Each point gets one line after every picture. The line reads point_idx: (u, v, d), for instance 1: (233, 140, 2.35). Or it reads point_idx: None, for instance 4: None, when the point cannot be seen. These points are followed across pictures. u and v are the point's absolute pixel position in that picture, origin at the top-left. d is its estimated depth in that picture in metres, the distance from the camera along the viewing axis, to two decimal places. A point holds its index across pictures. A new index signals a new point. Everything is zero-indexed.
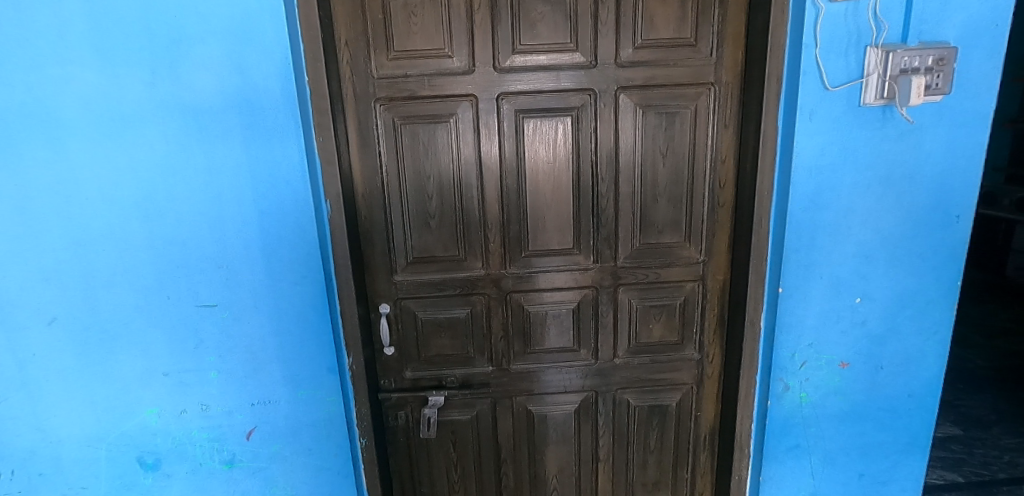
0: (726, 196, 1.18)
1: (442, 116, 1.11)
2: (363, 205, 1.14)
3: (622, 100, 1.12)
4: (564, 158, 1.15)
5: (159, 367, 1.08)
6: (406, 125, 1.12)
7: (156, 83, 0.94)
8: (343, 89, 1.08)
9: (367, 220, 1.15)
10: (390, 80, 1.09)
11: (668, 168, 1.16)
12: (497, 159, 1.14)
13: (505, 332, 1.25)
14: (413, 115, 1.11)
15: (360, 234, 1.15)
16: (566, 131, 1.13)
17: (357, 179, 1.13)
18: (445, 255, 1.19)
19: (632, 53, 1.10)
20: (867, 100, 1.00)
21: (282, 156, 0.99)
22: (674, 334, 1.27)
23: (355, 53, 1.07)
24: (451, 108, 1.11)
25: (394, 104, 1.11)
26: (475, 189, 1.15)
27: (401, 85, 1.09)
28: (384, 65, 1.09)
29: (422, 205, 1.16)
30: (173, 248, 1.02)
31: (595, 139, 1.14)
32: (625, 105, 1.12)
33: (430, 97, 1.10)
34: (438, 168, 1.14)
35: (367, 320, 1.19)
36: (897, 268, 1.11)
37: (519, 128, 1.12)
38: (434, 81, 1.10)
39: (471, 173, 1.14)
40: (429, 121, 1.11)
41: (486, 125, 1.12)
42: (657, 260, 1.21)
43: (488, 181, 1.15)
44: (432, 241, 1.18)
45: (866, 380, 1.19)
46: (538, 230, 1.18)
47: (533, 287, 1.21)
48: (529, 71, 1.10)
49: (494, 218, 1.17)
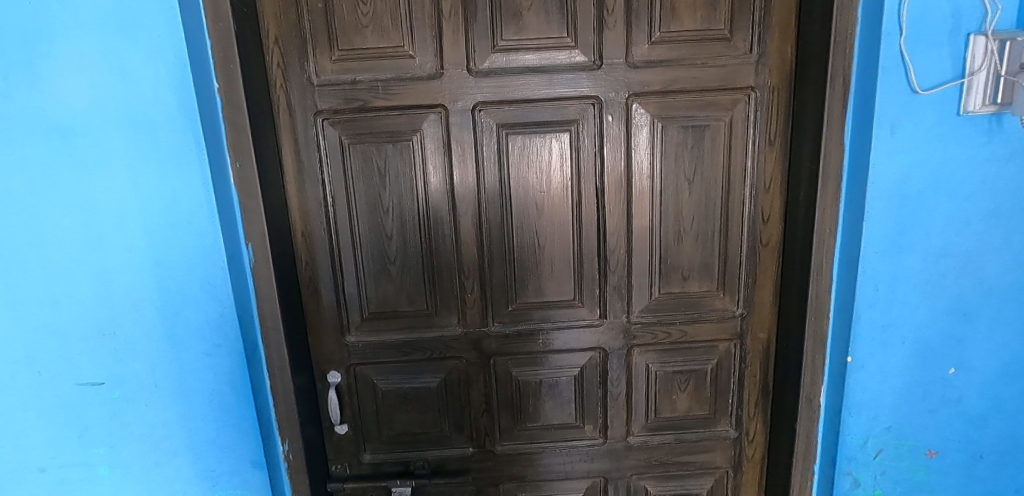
0: (770, 233, 0.92)
1: (402, 133, 0.86)
2: (304, 247, 0.90)
3: (634, 110, 0.86)
4: (559, 186, 0.89)
5: (34, 462, 0.83)
6: (357, 145, 0.87)
7: (10, 93, 0.69)
8: (275, 101, 0.85)
9: (310, 267, 0.91)
10: (335, 88, 0.85)
11: (696, 197, 0.90)
12: (474, 189, 0.88)
13: (487, 405, 0.98)
14: (365, 133, 0.86)
15: (301, 284, 0.91)
16: (563, 152, 0.88)
17: (295, 216, 0.89)
18: (409, 310, 0.93)
19: (648, 49, 0.84)
20: (970, 108, 0.73)
21: (181, 187, 0.74)
22: (704, 407, 1.00)
23: (288, 54, 0.83)
24: (413, 124, 0.86)
25: (341, 118, 0.86)
26: (446, 227, 0.90)
27: (348, 94, 0.85)
28: (326, 68, 0.84)
29: (379, 248, 0.91)
30: (44, 311, 0.77)
31: (599, 162, 0.88)
32: (639, 116, 0.86)
33: (386, 110, 0.86)
34: (398, 200, 0.89)
35: (308, 394, 0.93)
36: (1007, 330, 0.83)
37: (502, 148, 0.87)
38: (391, 90, 0.85)
39: (439, 207, 0.89)
40: (386, 140, 0.87)
41: (458, 144, 0.87)
42: (682, 315, 0.95)
43: (462, 218, 0.89)
44: (392, 292, 0.92)
45: (961, 473, 0.89)
46: (530, 277, 0.92)
47: (522, 349, 0.95)
48: (514, 74, 0.85)
49: (472, 261, 0.91)
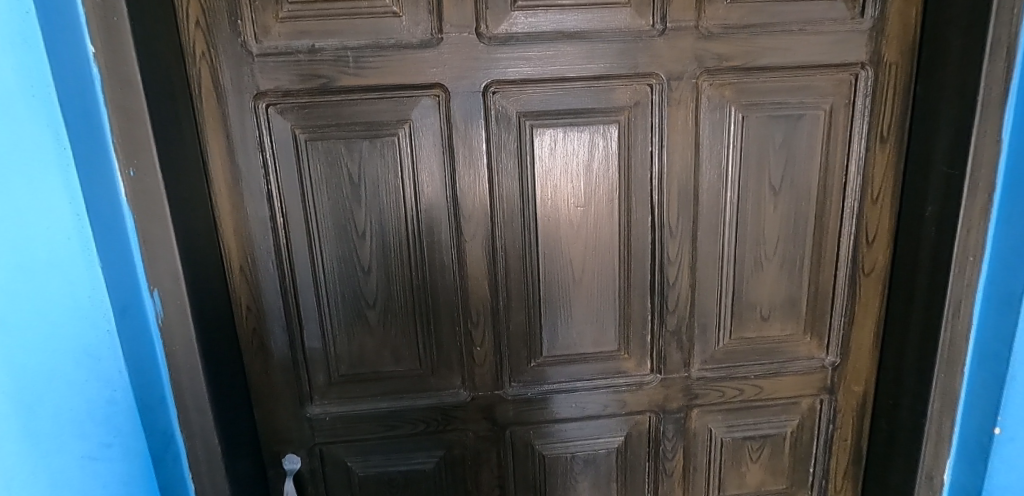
0: (876, 258, 0.69)
1: (382, 125, 0.61)
2: (245, 288, 0.64)
3: (702, 96, 0.63)
4: (601, 198, 0.65)
5: None
6: (317, 142, 0.61)
7: None
8: (195, 77, 0.57)
9: (255, 315, 0.64)
10: (285, 59, 0.58)
11: (781, 212, 0.67)
12: (486, 202, 0.63)
13: (501, 489, 0.74)
14: (328, 124, 0.60)
15: (243, 339, 0.65)
16: (609, 151, 0.63)
17: (231, 244, 0.62)
18: (396, 370, 0.68)
19: (729, 10, 0.61)
20: None
21: (30, 211, 0.42)
22: (780, 480, 0.78)
23: (212, 5, 0.55)
24: (399, 113, 0.61)
25: (295, 103, 0.59)
26: (445, 256, 0.65)
27: (305, 68, 0.58)
28: (269, 29, 0.57)
29: (351, 286, 0.65)
30: None
31: (654, 164, 0.64)
32: (707, 104, 0.63)
33: (360, 91, 0.60)
34: (378, 220, 0.63)
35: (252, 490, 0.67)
36: None
37: (524, 146, 0.62)
38: (365, 62, 0.59)
39: (436, 229, 0.64)
40: (361, 135, 0.61)
41: (464, 141, 0.61)
42: (757, 366, 0.72)
43: (468, 242, 0.64)
44: (371, 346, 0.67)
45: None
46: (560, 322, 0.68)
47: (549, 416, 0.71)
48: (543, 42, 0.60)
49: (482, 303, 0.66)
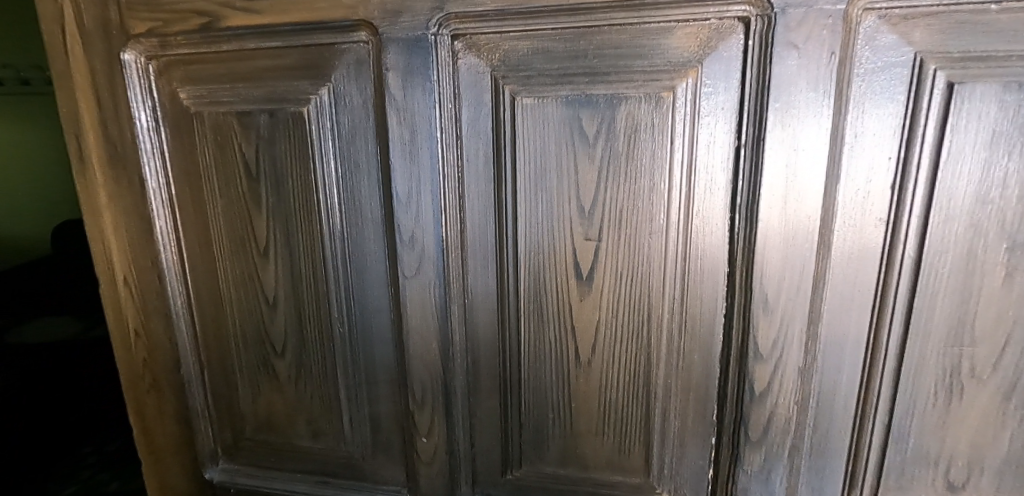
0: None
1: (287, 91, 0.39)
2: (129, 308, 0.47)
3: (855, 41, 0.30)
4: (631, 227, 0.36)
5: None
6: (206, 113, 0.41)
7: None
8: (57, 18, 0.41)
9: (143, 345, 0.48)
10: None
11: None
12: (436, 220, 0.39)
13: None
14: (220, 89, 0.41)
15: (132, 374, 0.49)
16: (652, 144, 0.34)
17: (112, 251, 0.46)
18: (315, 446, 0.48)
19: None
20: None
21: None
22: None
23: None
24: (313, 70, 0.38)
25: (177, 54, 0.41)
26: (379, 297, 0.42)
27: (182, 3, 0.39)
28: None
29: (254, 323, 0.45)
30: None
31: (741, 174, 0.33)
32: (872, 58, 0.30)
33: (258, 37, 0.39)
34: (285, 234, 0.42)
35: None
36: None
37: (498, 130, 0.37)
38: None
39: (365, 253, 0.41)
40: (261, 103, 0.40)
41: (404, 121, 0.38)
42: None
43: (407, 279, 0.41)
44: (282, 407, 0.47)
45: None
46: (550, 425, 0.41)
47: None
48: None
49: (430, 374, 0.43)
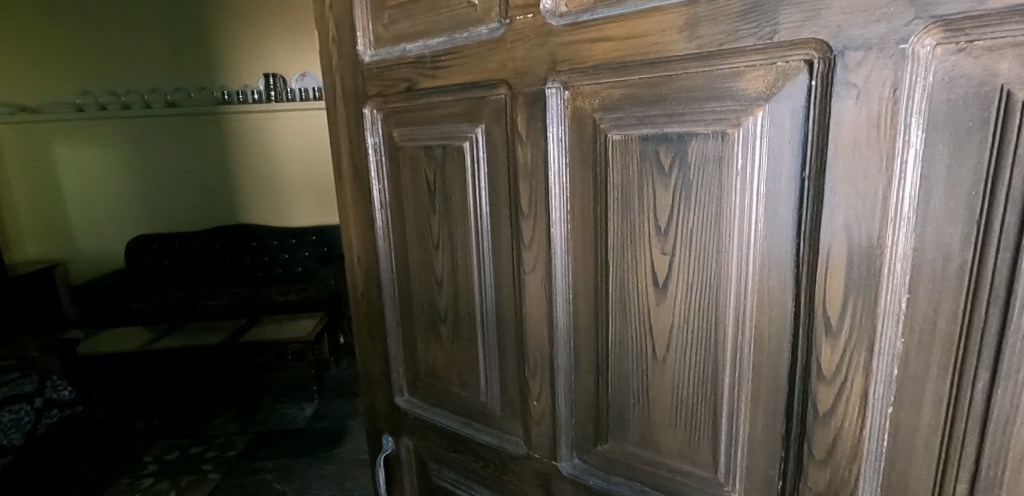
0: None
1: (454, 130, 0.54)
2: (359, 277, 0.70)
3: (928, 77, 0.30)
4: (700, 246, 0.41)
5: None
6: (404, 146, 0.58)
7: None
8: (333, 87, 0.64)
9: (365, 303, 0.70)
10: (382, 64, 0.58)
11: None
12: (548, 230, 0.50)
13: None
14: (415, 130, 0.57)
15: (359, 322, 0.72)
16: (720, 174, 0.39)
17: (352, 238, 0.68)
18: (462, 394, 0.63)
19: None
20: None
21: None
22: None
23: (341, 22, 0.60)
24: (472, 116, 0.52)
25: (391, 106, 0.58)
26: (507, 287, 0.55)
27: (396, 72, 0.57)
28: (383, 35, 0.58)
29: (428, 297, 0.62)
30: None
31: (805, 204, 0.36)
32: (943, 98, 0.30)
33: (439, 93, 0.54)
34: (449, 233, 0.57)
35: (292, 420, 2.27)
36: None
37: (596, 159, 0.45)
38: (440, 63, 0.53)
39: (498, 252, 0.54)
40: (437, 139, 0.55)
41: (528, 153, 0.49)
42: None
43: (527, 275, 0.52)
44: (444, 361, 0.63)
45: None
46: (633, 410, 0.48)
47: None
48: (621, 19, 0.41)
49: (542, 352, 0.54)
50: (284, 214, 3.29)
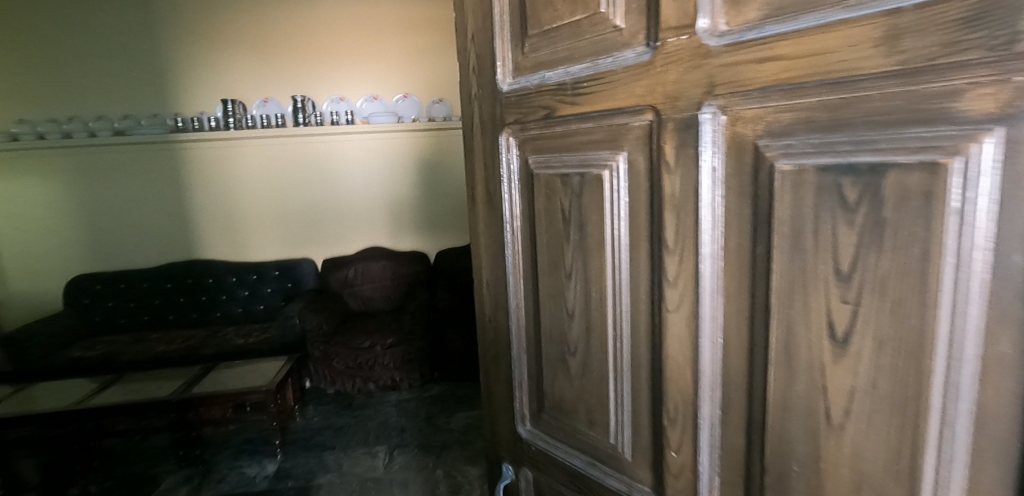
0: None
1: (595, 158, 0.52)
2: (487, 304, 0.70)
3: None
4: (894, 296, 0.34)
5: None
6: (541, 173, 0.57)
7: None
8: (471, 117, 0.65)
9: (491, 329, 0.70)
10: (519, 92, 0.57)
11: None
12: (694, 266, 0.46)
13: None
14: (554, 157, 0.56)
15: (485, 346, 0.73)
16: (926, 212, 0.32)
17: (483, 264, 0.69)
18: (589, 432, 0.59)
19: None
20: None
21: None
22: None
23: (482, 53, 0.61)
24: (614, 143, 0.50)
25: (527, 134, 0.58)
26: (644, 325, 0.51)
27: (533, 100, 0.56)
28: (522, 63, 0.58)
29: (556, 329, 0.60)
30: None
31: None
32: None
33: (578, 120, 0.53)
34: (583, 264, 0.55)
35: (250, 480, 2.03)
36: None
37: (758, 192, 0.41)
38: (581, 90, 0.52)
39: (638, 287, 0.51)
40: (574, 167, 0.54)
41: (677, 183, 0.46)
42: None
43: (669, 313, 0.48)
44: (570, 395, 0.61)
45: None
46: (795, 478, 0.42)
47: None
48: (795, 37, 0.37)
49: (682, 399, 0.49)
50: (235, 245, 3.15)
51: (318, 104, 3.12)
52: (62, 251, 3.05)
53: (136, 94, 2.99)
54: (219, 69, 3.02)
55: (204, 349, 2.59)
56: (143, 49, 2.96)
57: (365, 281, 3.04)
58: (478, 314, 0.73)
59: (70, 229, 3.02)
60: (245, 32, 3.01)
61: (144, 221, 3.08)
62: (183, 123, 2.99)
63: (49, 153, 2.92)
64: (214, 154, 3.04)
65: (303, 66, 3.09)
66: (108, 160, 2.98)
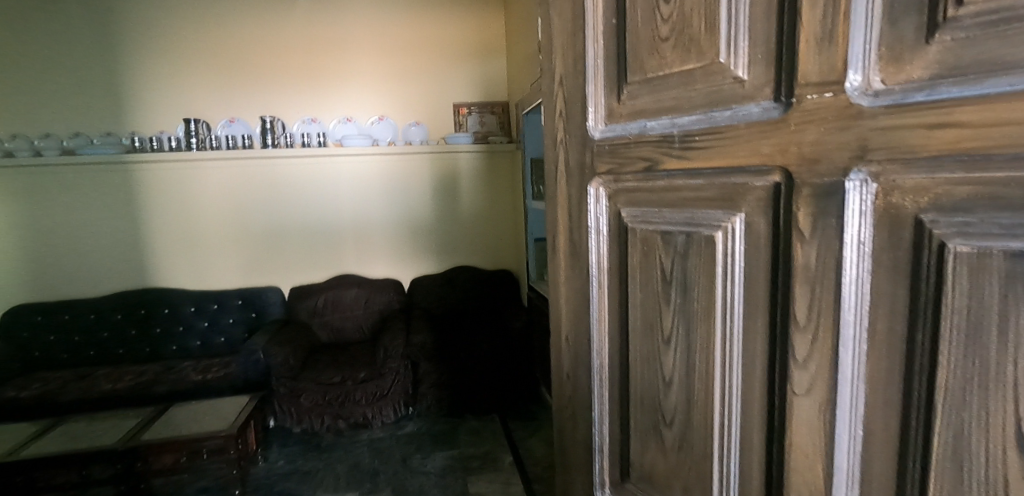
0: None
1: (704, 217, 0.48)
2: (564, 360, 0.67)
3: None
4: None
5: None
6: (637, 228, 0.54)
7: None
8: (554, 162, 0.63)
9: (569, 385, 0.66)
10: (614, 141, 0.55)
11: None
12: (832, 347, 0.41)
13: None
14: (653, 213, 0.52)
15: (559, 404, 0.69)
16: None
17: (560, 317, 0.66)
18: None
19: None
20: None
21: None
22: None
23: (571, 99, 0.60)
24: (728, 203, 0.47)
25: (621, 186, 0.55)
26: (759, 402, 0.47)
27: (630, 151, 0.53)
28: (617, 111, 0.56)
29: (649, 395, 0.56)
30: None
31: None
32: None
33: (685, 176, 0.49)
34: (686, 330, 0.51)
35: None
36: None
37: (921, 273, 0.36)
38: (689, 143, 0.48)
39: (754, 362, 0.47)
40: (678, 226, 0.50)
41: (813, 253, 0.41)
42: None
43: (796, 396, 0.44)
44: (662, 468, 0.56)
45: None
46: None
47: None
48: (975, 103, 0.32)
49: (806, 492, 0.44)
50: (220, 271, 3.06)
51: (287, 125, 3.05)
52: (8, 275, 2.91)
53: (96, 114, 2.90)
54: (211, 93, 2.97)
55: (157, 386, 2.50)
56: (98, 64, 2.87)
57: (335, 310, 2.97)
58: (556, 368, 0.68)
59: (20, 256, 2.90)
60: (211, 52, 2.95)
61: (125, 247, 2.98)
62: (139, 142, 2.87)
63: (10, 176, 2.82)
64: (178, 179, 2.95)
65: (271, 87, 3.02)
66: (76, 184, 2.89)
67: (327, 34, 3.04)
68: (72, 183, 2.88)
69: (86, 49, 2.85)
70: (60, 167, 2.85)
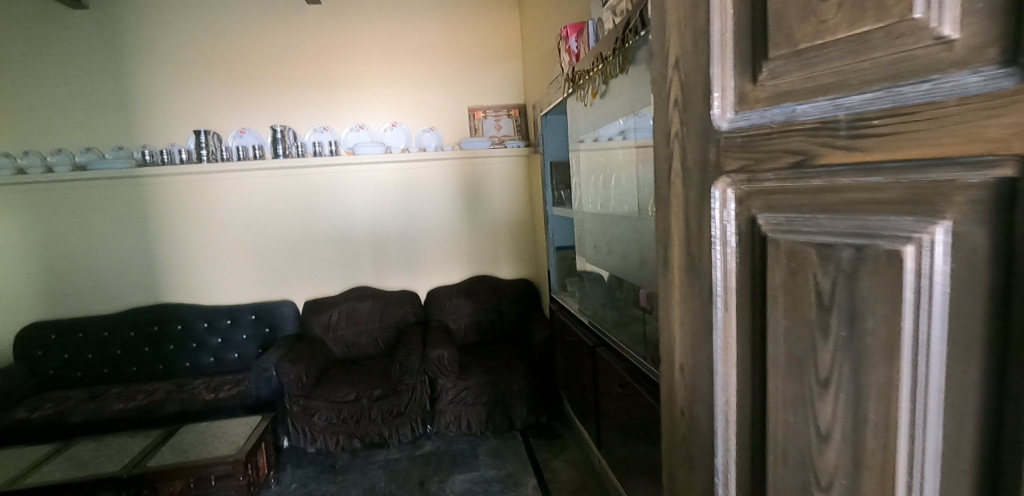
0: None
1: (881, 226, 0.37)
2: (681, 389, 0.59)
3: None
4: None
5: None
6: (780, 238, 0.44)
7: None
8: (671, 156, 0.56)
9: (685, 422, 0.59)
10: (749, 131, 0.46)
11: None
12: None
13: None
14: (803, 220, 0.42)
15: (676, 438, 0.61)
16: None
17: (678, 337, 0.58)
18: None
19: None
20: None
21: None
22: None
23: (689, 83, 0.52)
24: (918, 205, 0.34)
25: (758, 184, 0.46)
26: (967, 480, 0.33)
27: (770, 143, 0.44)
28: (749, 97, 0.46)
29: (793, 450, 0.45)
30: None
31: None
32: None
33: (850, 173, 0.38)
34: (852, 376, 0.40)
35: None
36: None
37: None
38: (857, 131, 0.37)
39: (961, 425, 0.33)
40: (840, 237, 0.39)
41: None
42: None
43: None
44: None
45: None
46: None
47: None
48: None
49: None
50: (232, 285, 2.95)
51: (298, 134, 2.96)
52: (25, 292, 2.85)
53: (107, 128, 2.83)
54: (222, 104, 2.90)
55: (168, 405, 2.40)
56: (106, 77, 2.80)
57: (347, 324, 2.86)
58: (669, 400, 0.62)
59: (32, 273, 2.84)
60: (219, 61, 2.88)
61: (137, 262, 2.89)
62: (149, 156, 2.81)
63: (17, 192, 2.76)
64: (189, 191, 2.87)
65: (282, 95, 2.94)
66: (85, 200, 2.81)
67: (336, 39, 2.95)
68: (80, 198, 2.80)
69: (93, 62, 2.78)
70: (67, 182, 2.78)
